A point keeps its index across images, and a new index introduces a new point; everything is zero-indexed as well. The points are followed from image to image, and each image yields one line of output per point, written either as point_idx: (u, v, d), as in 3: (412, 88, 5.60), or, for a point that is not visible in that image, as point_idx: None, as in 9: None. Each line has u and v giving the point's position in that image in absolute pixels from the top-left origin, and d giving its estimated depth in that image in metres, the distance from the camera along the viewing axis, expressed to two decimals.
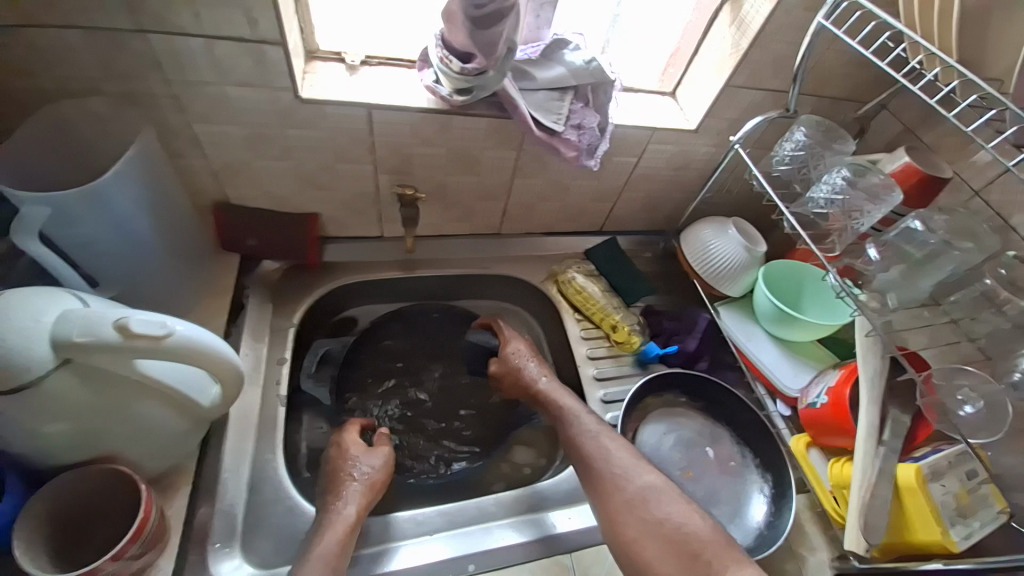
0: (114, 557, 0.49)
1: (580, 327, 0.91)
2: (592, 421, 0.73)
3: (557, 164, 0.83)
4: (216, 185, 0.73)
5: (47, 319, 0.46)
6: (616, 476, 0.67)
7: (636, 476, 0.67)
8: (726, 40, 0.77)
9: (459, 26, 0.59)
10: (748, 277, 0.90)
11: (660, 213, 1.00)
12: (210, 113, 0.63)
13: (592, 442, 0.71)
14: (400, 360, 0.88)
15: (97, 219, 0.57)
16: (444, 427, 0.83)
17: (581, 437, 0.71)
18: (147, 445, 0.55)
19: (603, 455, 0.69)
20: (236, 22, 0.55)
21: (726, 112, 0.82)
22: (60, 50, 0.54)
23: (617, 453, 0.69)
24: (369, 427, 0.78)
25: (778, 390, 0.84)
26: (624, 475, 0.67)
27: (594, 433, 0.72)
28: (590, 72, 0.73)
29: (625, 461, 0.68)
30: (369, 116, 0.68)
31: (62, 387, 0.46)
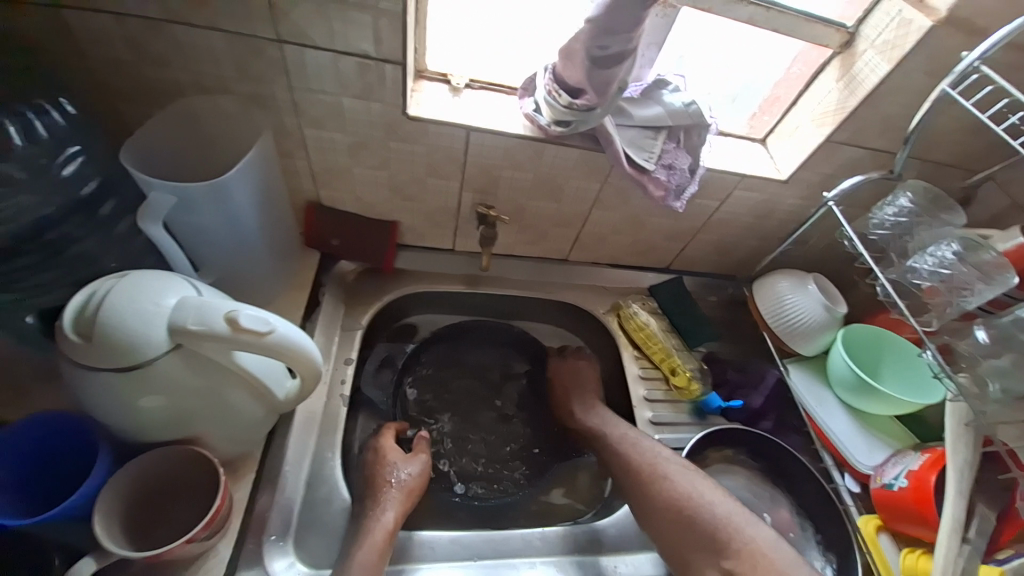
0: (188, 540, 0.51)
1: (638, 365, 0.90)
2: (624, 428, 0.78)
3: (638, 200, 0.83)
4: (311, 186, 0.76)
5: (167, 302, 0.48)
6: (653, 483, 0.70)
7: (676, 479, 0.70)
8: (831, 95, 0.75)
9: (577, 63, 0.59)
10: (824, 338, 0.86)
11: (732, 258, 0.97)
12: (322, 120, 0.66)
13: (630, 448, 0.75)
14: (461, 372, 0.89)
15: (213, 211, 0.60)
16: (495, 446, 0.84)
17: (620, 444, 0.76)
18: (226, 430, 0.57)
19: (640, 460, 0.73)
20: (364, 39, 0.58)
21: (822, 166, 0.79)
22: (201, 49, 0.58)
23: (659, 457, 0.73)
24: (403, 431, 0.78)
25: (849, 463, 0.79)
26: (663, 479, 0.70)
27: (629, 438, 0.76)
28: (688, 114, 0.72)
29: (662, 468, 0.71)
30: (467, 137, 0.69)
31: (170, 370, 0.48)
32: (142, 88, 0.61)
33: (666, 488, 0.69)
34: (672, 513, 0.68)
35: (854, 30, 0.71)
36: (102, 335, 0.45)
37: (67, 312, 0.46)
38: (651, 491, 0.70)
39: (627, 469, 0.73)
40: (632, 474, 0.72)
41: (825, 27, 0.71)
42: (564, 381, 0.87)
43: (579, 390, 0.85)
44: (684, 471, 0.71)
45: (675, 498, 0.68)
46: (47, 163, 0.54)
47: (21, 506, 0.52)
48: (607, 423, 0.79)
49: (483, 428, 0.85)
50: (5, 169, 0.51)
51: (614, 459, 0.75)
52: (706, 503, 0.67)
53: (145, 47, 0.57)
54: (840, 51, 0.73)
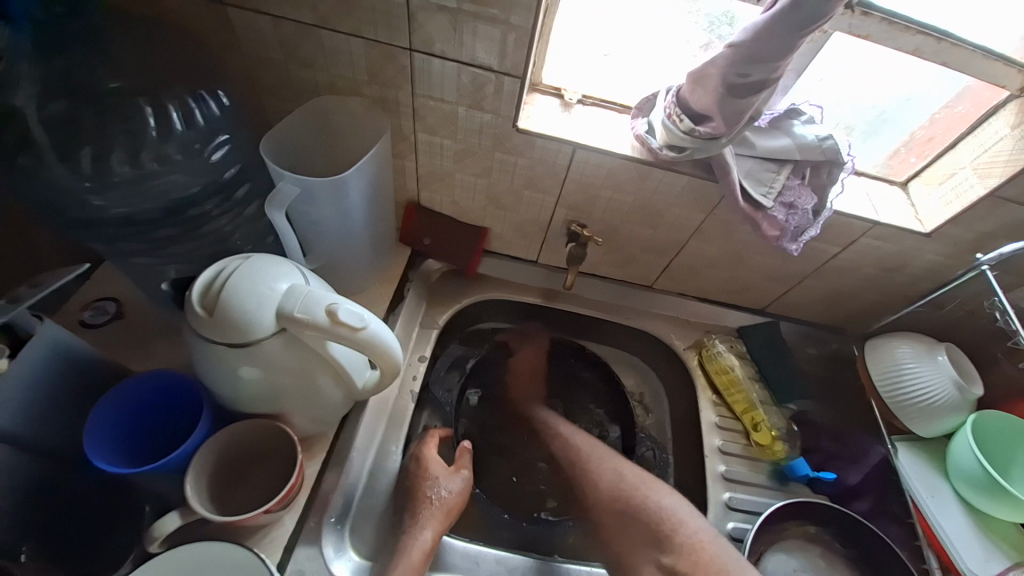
0: (265, 511, 0.55)
1: (716, 412, 0.83)
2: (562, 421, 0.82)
3: (744, 236, 0.76)
4: (414, 187, 0.79)
5: (279, 288, 0.51)
6: (592, 481, 0.74)
7: (616, 472, 0.74)
8: (1003, 142, 0.65)
9: (709, 90, 0.55)
10: (950, 420, 0.74)
11: (844, 310, 0.87)
12: (436, 126, 0.68)
13: (570, 439, 0.79)
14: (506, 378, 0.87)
15: (329, 205, 0.64)
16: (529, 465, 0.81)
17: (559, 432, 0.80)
18: (309, 410, 0.60)
19: (579, 452, 0.77)
20: (490, 52, 0.58)
21: (980, 223, 0.68)
22: (341, 53, 0.61)
23: (592, 450, 0.77)
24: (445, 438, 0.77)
25: (956, 569, 0.69)
26: (602, 476, 0.74)
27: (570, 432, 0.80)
28: (821, 150, 0.65)
29: (592, 461, 0.75)
30: (572, 153, 0.68)
31: (273, 351, 0.52)
32: (284, 84, 0.66)
33: (604, 486, 0.73)
34: (610, 502, 0.71)
35: None
36: (223, 312, 0.49)
37: (195, 287, 0.51)
38: (592, 480, 0.74)
39: (567, 457, 0.77)
40: (574, 465, 0.76)
41: (1007, 68, 0.61)
42: (524, 378, 0.86)
43: (537, 387, 0.86)
44: (629, 468, 0.74)
45: (613, 495, 0.72)
46: (200, 149, 0.59)
47: (132, 449, 0.57)
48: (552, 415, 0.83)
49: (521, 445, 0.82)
50: (166, 150, 0.56)
51: (556, 446, 0.79)
52: (647, 497, 0.70)
53: (294, 48, 0.62)
54: (1020, 95, 0.64)
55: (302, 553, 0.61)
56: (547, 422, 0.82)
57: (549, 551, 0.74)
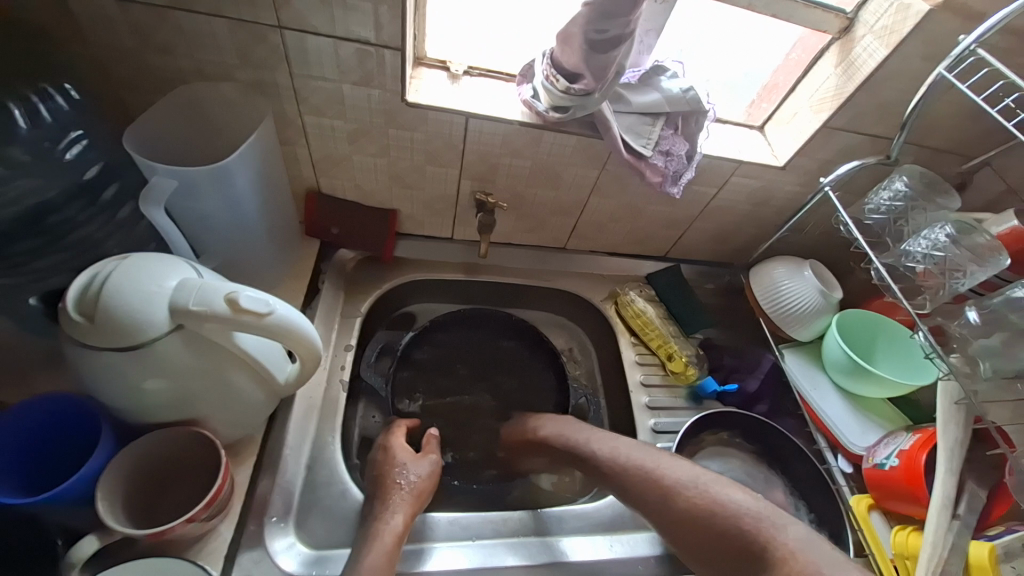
0: (189, 520, 0.51)
1: (635, 352, 0.90)
2: (609, 439, 0.72)
3: (636, 187, 0.83)
4: (311, 174, 0.77)
5: (168, 284, 0.49)
6: (664, 496, 0.64)
7: (692, 491, 0.63)
8: (829, 80, 0.75)
9: (575, 48, 0.60)
10: (820, 323, 0.87)
11: (729, 246, 0.98)
12: (323, 107, 0.67)
13: (622, 455, 0.69)
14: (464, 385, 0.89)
15: (216, 197, 0.61)
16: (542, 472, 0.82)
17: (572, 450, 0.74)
18: (230, 412, 0.58)
19: (644, 471, 0.67)
20: (365, 25, 0.58)
21: (820, 152, 0.80)
22: (202, 35, 0.58)
23: (669, 466, 0.66)
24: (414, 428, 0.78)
25: (842, 445, 0.81)
26: (677, 490, 0.63)
27: (630, 449, 0.70)
28: (686, 100, 0.72)
29: (669, 477, 0.65)
30: (466, 123, 0.70)
31: (172, 351, 0.49)
32: (144, 75, 0.62)
33: (684, 499, 0.63)
34: (697, 527, 0.61)
35: (852, 15, 0.71)
36: (104, 315, 0.46)
37: (69, 294, 0.47)
38: (666, 502, 0.63)
39: (633, 480, 0.66)
40: (636, 481, 0.66)
41: (825, 13, 0.71)
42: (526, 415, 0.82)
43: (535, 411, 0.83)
44: (707, 482, 0.64)
45: (697, 507, 0.61)
46: (50, 147, 0.54)
47: (27, 478, 0.53)
48: (549, 421, 0.78)
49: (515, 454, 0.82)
50: (9, 152, 0.51)
51: (606, 465, 0.69)
52: (734, 511, 0.60)
53: (147, 34, 0.58)
54: (839, 37, 0.74)
55: (245, 559, 0.59)
56: (580, 442, 0.73)
57: (501, 505, 0.78)
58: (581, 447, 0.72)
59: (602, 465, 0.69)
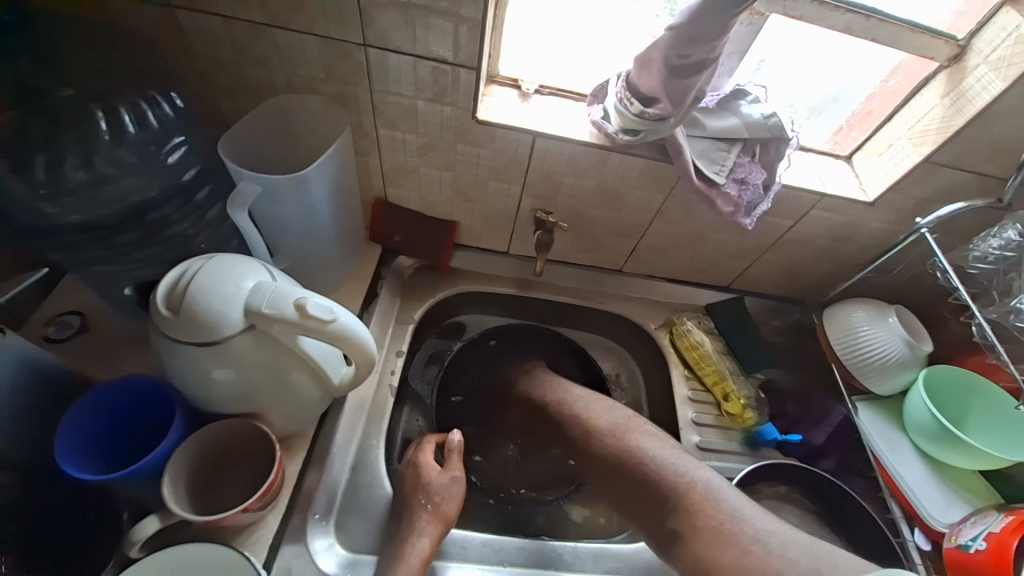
0: (244, 509, 0.54)
1: (688, 386, 0.86)
2: (560, 384, 0.82)
3: (703, 215, 0.79)
4: (380, 183, 0.79)
5: (245, 286, 0.52)
6: (593, 438, 0.74)
7: (614, 437, 0.73)
8: (934, 111, 0.68)
9: (654, 72, 0.58)
10: (903, 376, 0.79)
11: (802, 281, 0.91)
12: (397, 121, 0.69)
13: (563, 398, 0.80)
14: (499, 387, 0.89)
15: (293, 202, 0.64)
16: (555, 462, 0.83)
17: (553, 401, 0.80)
18: (287, 408, 0.60)
19: (573, 414, 0.77)
20: (444, 45, 0.59)
21: (918, 190, 0.73)
22: (295, 51, 0.62)
23: (599, 412, 0.77)
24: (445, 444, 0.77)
25: (920, 517, 0.73)
26: (606, 434, 0.74)
27: (574, 395, 0.80)
28: (767, 127, 0.68)
29: (599, 422, 0.75)
30: (533, 142, 0.69)
31: (244, 348, 0.52)
32: (240, 85, 0.67)
33: (606, 440, 0.73)
34: (614, 464, 0.71)
35: (965, 43, 0.65)
36: (190, 311, 0.49)
37: (160, 288, 0.51)
38: (590, 442, 0.74)
39: (570, 423, 0.77)
40: (576, 425, 0.76)
41: (934, 39, 0.64)
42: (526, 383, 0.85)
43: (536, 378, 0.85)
44: (625, 430, 0.74)
45: (615, 449, 0.72)
46: (155, 151, 0.58)
47: (109, 454, 0.57)
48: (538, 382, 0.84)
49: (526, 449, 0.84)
50: (120, 153, 0.55)
51: (556, 410, 0.79)
52: (644, 456, 0.70)
53: (247, 48, 0.62)
54: (948, 66, 0.67)
55: (286, 552, 0.61)
56: (535, 386, 0.83)
57: (530, 530, 0.76)
58: (539, 393, 0.82)
59: (551, 409, 0.80)
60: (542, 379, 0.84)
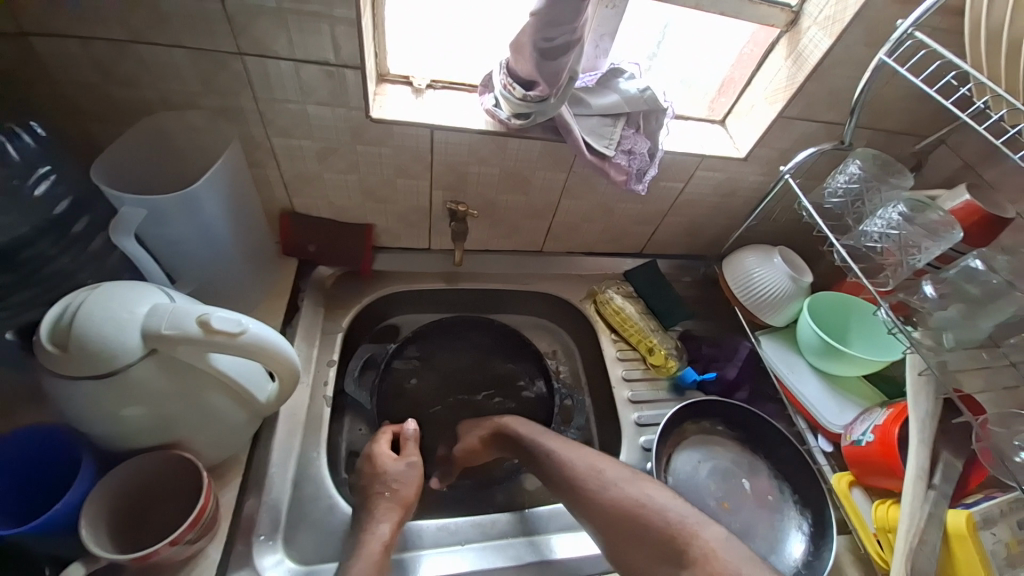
0: (174, 541, 0.52)
1: (616, 348, 0.92)
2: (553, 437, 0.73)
3: (605, 188, 0.85)
4: (283, 194, 0.78)
5: (140, 310, 0.50)
6: (598, 492, 0.66)
7: (623, 487, 0.65)
8: (782, 72, 0.78)
9: (526, 57, 0.62)
10: (792, 308, 0.89)
11: (702, 238, 1.00)
12: (289, 128, 0.68)
13: (565, 455, 0.70)
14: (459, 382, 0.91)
15: (186, 222, 0.63)
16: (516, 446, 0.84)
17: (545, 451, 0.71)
18: (211, 434, 0.58)
19: (579, 470, 0.68)
20: (323, 47, 0.60)
21: (778, 142, 0.83)
22: (165, 66, 0.60)
23: (600, 462, 0.69)
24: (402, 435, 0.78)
25: (821, 425, 0.83)
26: (610, 486, 0.66)
27: (569, 446, 0.71)
28: (644, 100, 0.75)
29: (602, 474, 0.67)
30: (431, 136, 0.71)
31: (146, 376, 0.50)
32: (111, 108, 0.63)
33: (611, 494, 0.65)
34: (627, 520, 0.63)
35: (797, 9, 0.74)
36: (77, 344, 0.47)
37: (43, 325, 0.48)
38: (598, 500, 0.65)
39: (566, 475, 0.68)
40: (571, 480, 0.67)
41: (770, 8, 0.73)
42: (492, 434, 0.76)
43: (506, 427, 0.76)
44: (632, 479, 0.66)
45: (622, 504, 0.64)
46: (18, 184, 0.57)
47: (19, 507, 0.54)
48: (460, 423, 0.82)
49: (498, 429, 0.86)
50: None
51: (550, 464, 0.70)
52: (657, 507, 0.63)
53: (110, 68, 0.59)
54: (787, 31, 0.76)
55: None
56: (531, 444, 0.72)
57: (489, 508, 0.78)
58: (527, 444, 0.73)
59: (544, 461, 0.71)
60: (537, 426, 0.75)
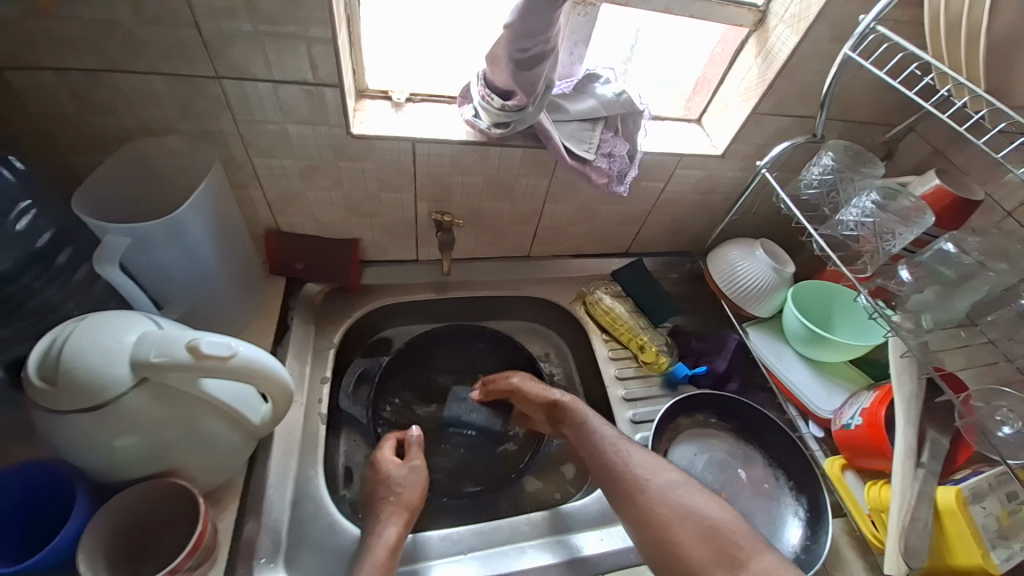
0: (173, 570, 0.51)
1: (608, 347, 0.93)
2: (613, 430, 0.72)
3: (587, 191, 0.87)
4: (267, 214, 0.78)
5: (129, 339, 0.50)
6: (655, 493, 0.64)
7: (684, 493, 0.64)
8: (752, 69, 0.80)
9: (502, 68, 0.64)
10: (776, 298, 0.91)
11: (685, 235, 1.02)
12: (270, 148, 0.68)
13: (622, 451, 0.69)
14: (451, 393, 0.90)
15: (170, 248, 0.62)
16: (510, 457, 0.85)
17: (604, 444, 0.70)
18: (206, 459, 0.58)
19: (638, 471, 0.66)
20: (301, 67, 0.60)
21: (753, 138, 0.85)
22: (143, 94, 0.60)
23: (655, 463, 0.68)
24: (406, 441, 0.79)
25: (811, 411, 0.85)
26: (667, 489, 0.64)
27: (628, 444, 0.70)
28: (620, 104, 0.76)
29: (662, 476, 0.66)
30: (413, 148, 0.72)
31: (137, 405, 0.50)
32: (88, 138, 0.63)
33: (669, 498, 0.63)
34: (684, 528, 0.61)
35: (764, 8, 0.76)
36: (67, 377, 0.47)
37: (30, 360, 0.48)
38: (655, 502, 0.63)
39: (621, 472, 0.67)
40: (626, 479, 0.66)
41: (737, 9, 0.75)
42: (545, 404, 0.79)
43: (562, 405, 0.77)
44: (690, 484, 0.65)
45: (681, 506, 0.62)
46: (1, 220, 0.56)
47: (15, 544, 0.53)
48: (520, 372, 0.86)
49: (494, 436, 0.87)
50: None
51: (605, 459, 0.69)
52: (712, 515, 0.62)
53: (86, 97, 0.59)
54: (755, 30, 0.78)
55: None
56: (593, 433, 0.72)
57: (493, 514, 0.79)
58: (587, 436, 0.72)
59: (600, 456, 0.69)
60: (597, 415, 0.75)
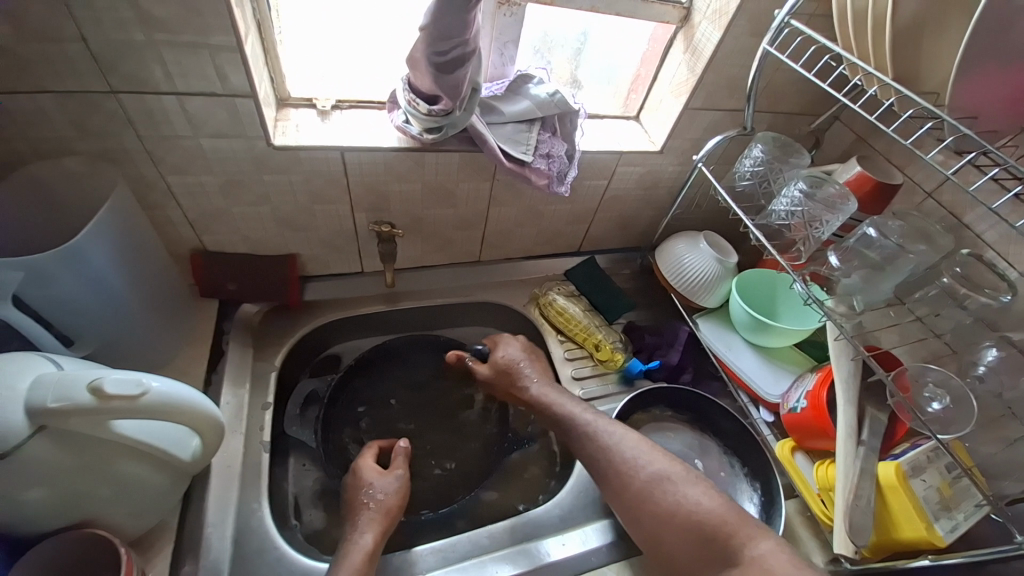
0: None
1: (563, 348, 0.92)
2: (604, 422, 0.71)
3: (530, 193, 0.86)
4: (191, 234, 0.74)
5: (21, 385, 0.45)
6: (641, 487, 0.63)
7: (672, 487, 0.62)
8: (681, 66, 0.81)
9: (424, 72, 0.62)
10: (722, 288, 0.93)
11: (634, 230, 1.03)
12: (184, 165, 0.64)
13: (609, 445, 0.68)
14: (405, 408, 0.87)
15: (74, 278, 0.58)
16: (468, 468, 0.83)
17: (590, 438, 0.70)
18: (129, 505, 0.54)
19: (625, 459, 0.66)
20: (207, 77, 0.57)
21: (689, 133, 0.86)
22: (33, 115, 0.55)
23: (640, 453, 0.66)
24: (386, 448, 0.78)
25: (761, 397, 0.87)
26: (658, 480, 0.63)
27: (618, 436, 0.69)
28: (555, 103, 0.76)
29: (647, 468, 0.65)
30: (343, 158, 0.69)
31: (37, 456, 0.45)
32: None
33: (655, 490, 0.62)
34: (671, 520, 0.60)
35: (687, 5, 0.77)
36: None
37: None
38: (645, 496, 0.62)
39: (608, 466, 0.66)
40: (614, 474, 0.66)
41: (662, 6, 0.76)
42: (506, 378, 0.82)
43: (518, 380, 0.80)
44: (679, 474, 0.64)
45: (665, 499, 0.61)
46: None
47: None
48: (507, 341, 0.86)
49: (450, 449, 0.84)
50: None
51: (596, 455, 0.68)
52: (696, 503, 0.60)
53: None
54: (681, 26, 0.80)
55: None
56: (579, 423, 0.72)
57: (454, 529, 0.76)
58: (575, 428, 0.72)
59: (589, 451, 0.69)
60: (580, 406, 0.74)
